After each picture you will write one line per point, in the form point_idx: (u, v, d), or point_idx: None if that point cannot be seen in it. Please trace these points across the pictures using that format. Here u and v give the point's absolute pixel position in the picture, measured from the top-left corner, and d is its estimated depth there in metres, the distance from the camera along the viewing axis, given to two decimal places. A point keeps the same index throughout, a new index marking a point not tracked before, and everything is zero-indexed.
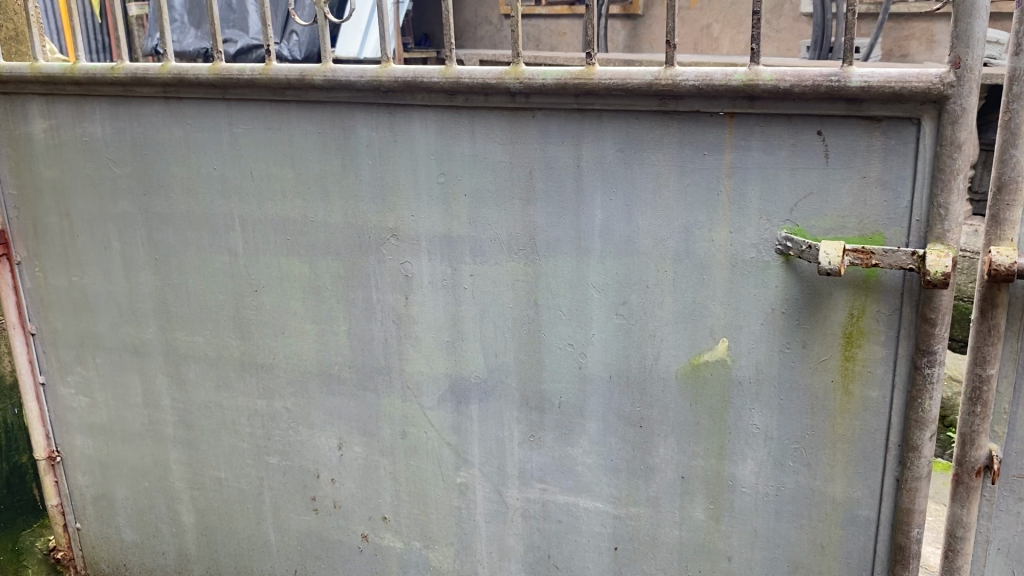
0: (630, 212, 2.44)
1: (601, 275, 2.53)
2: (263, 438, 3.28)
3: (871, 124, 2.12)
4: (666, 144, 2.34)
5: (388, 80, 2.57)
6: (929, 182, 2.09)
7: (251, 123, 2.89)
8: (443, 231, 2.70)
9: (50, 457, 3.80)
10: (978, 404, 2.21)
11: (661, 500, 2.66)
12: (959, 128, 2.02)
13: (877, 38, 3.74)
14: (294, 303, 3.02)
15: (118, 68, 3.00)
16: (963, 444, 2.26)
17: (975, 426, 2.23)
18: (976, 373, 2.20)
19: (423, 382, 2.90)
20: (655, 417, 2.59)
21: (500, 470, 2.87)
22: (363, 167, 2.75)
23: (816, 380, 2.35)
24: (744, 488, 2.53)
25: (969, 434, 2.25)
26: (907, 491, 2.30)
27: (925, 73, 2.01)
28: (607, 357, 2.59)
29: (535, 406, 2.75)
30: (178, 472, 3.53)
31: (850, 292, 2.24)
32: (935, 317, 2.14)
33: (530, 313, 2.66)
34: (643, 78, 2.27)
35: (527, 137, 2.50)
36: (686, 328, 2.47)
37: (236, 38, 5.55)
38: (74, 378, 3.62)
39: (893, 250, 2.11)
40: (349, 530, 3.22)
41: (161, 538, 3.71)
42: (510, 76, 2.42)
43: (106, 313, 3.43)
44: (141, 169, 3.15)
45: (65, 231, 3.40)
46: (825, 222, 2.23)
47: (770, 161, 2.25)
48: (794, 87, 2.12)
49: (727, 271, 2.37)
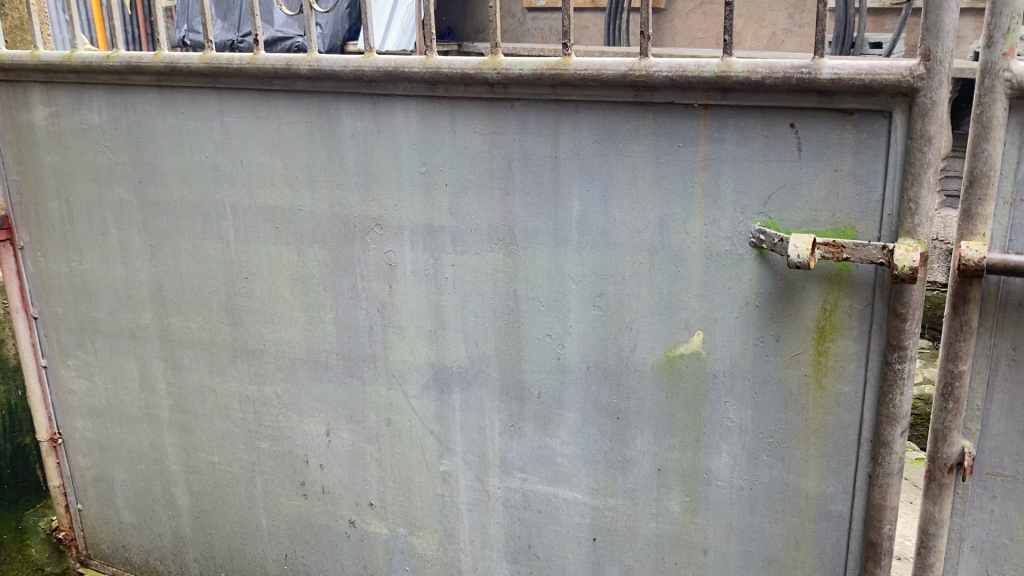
0: (607, 203, 2.45)
1: (579, 266, 2.54)
2: (254, 423, 3.32)
3: (843, 117, 2.10)
4: (642, 136, 2.35)
5: (370, 70, 2.60)
6: (900, 176, 2.07)
7: (241, 112, 2.93)
8: (425, 220, 2.73)
9: (52, 439, 3.88)
10: (950, 400, 2.19)
11: (638, 491, 2.66)
12: (929, 122, 2.00)
13: (902, 31, 3.64)
14: (283, 290, 3.06)
15: (113, 57, 3.06)
16: (935, 441, 2.24)
17: (947, 422, 2.21)
18: (949, 369, 2.18)
19: (407, 371, 2.92)
20: (631, 409, 2.59)
21: (481, 458, 2.88)
22: (348, 156, 2.78)
23: (789, 374, 2.34)
24: (719, 482, 2.52)
25: (941, 431, 2.22)
26: (879, 487, 2.29)
27: (895, 66, 2.00)
28: (585, 348, 2.60)
29: (515, 396, 2.76)
30: (174, 456, 3.59)
31: (822, 286, 2.23)
32: (906, 312, 2.12)
33: (509, 303, 2.68)
34: (617, 69, 2.27)
35: (507, 127, 2.52)
36: (662, 321, 2.47)
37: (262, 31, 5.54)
38: (74, 362, 3.70)
39: (864, 244, 2.10)
40: (337, 516, 3.26)
41: (158, 520, 3.77)
42: (488, 67, 2.44)
43: (105, 298, 3.50)
44: (136, 156, 3.20)
45: (65, 217, 3.46)
46: (798, 216, 2.21)
47: (743, 153, 2.24)
48: (766, 78, 2.11)
49: (701, 263, 2.37)
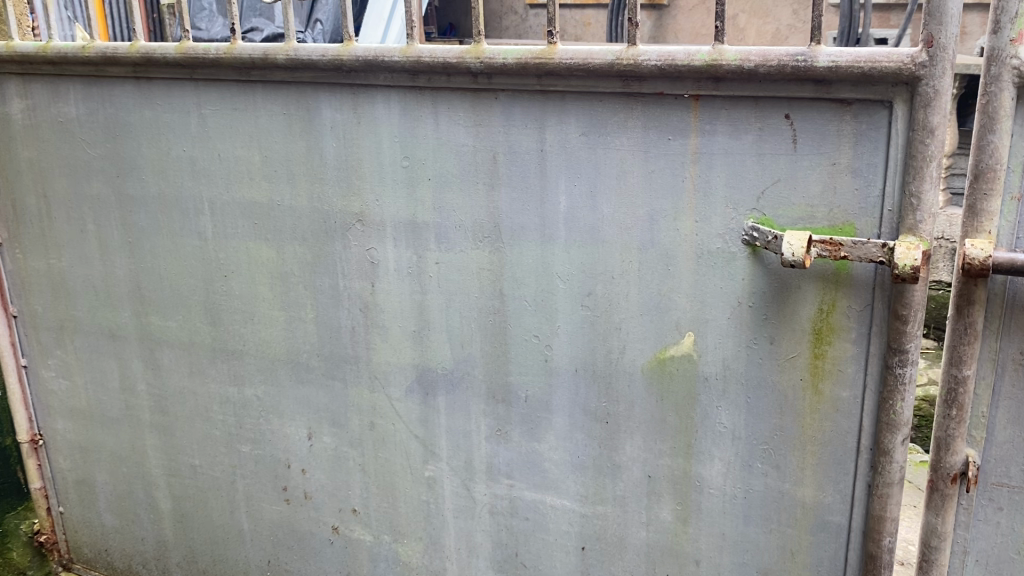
0: (594, 199, 2.34)
1: (566, 265, 2.44)
2: (235, 426, 3.22)
3: (841, 108, 1.99)
4: (631, 129, 2.24)
5: (349, 60, 2.50)
6: (901, 170, 1.96)
7: (218, 104, 2.83)
8: (408, 216, 2.62)
9: (33, 440, 3.79)
10: (953, 407, 2.08)
11: (627, 500, 2.55)
12: (932, 112, 1.89)
13: (909, 26, 3.52)
14: (262, 289, 2.96)
15: (88, 48, 2.96)
16: (938, 450, 2.13)
17: (950, 430, 2.10)
18: (952, 374, 2.07)
19: (390, 373, 2.82)
20: (621, 414, 2.48)
21: (467, 463, 2.78)
22: (327, 150, 2.68)
23: (784, 378, 2.23)
24: (711, 490, 2.42)
25: (944, 439, 2.11)
26: (878, 497, 2.18)
27: (896, 53, 1.88)
28: (573, 350, 2.50)
29: (501, 399, 2.66)
30: (155, 458, 3.50)
31: (819, 286, 2.12)
32: (907, 314, 2.01)
33: (495, 303, 2.57)
34: (604, 58, 2.17)
35: (491, 119, 2.41)
36: (652, 322, 2.37)
37: (263, 27, 5.38)
38: (54, 361, 3.61)
39: (862, 242, 1.99)
40: (320, 522, 3.16)
41: (140, 524, 3.67)
42: (471, 55, 2.33)
43: (84, 296, 3.40)
44: (113, 151, 3.10)
45: (43, 213, 3.37)
46: (794, 212, 2.10)
47: (736, 146, 2.13)
48: (759, 67, 2.00)
49: (693, 262, 2.26)
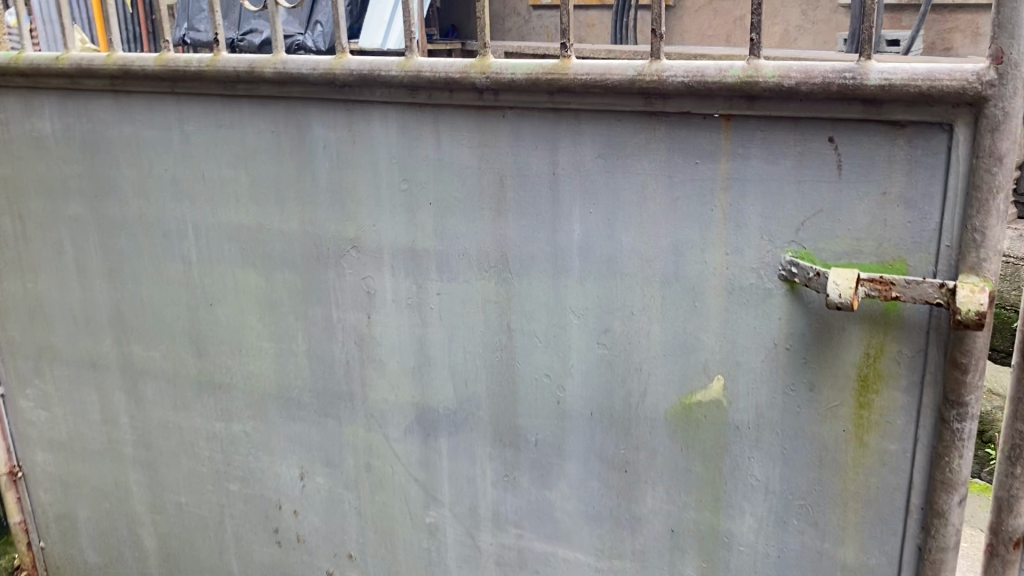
0: (613, 228, 2.12)
1: (580, 299, 2.21)
2: (223, 463, 3.00)
3: (893, 131, 1.77)
4: (653, 152, 2.02)
5: (342, 74, 2.28)
6: (962, 201, 1.74)
7: (201, 120, 2.61)
8: (407, 242, 2.39)
9: (11, 472, 3.56)
10: (1017, 465, 1.86)
11: (648, 554, 2.33)
12: (1001, 137, 1.66)
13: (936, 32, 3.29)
14: (250, 319, 2.75)
15: (63, 59, 2.75)
16: (999, 511, 1.91)
17: (1014, 490, 1.87)
18: (1017, 428, 1.85)
19: (388, 412, 2.60)
20: (641, 462, 2.26)
21: (472, 510, 2.56)
22: (319, 170, 2.46)
23: (825, 428, 2.01)
24: (742, 547, 2.19)
25: (1006, 502, 1.89)
26: (931, 563, 1.95)
27: (959, 70, 1.66)
28: (588, 391, 2.28)
29: (508, 443, 2.44)
30: (139, 495, 3.28)
31: (866, 327, 1.90)
32: (967, 362, 1.79)
33: (502, 338, 2.35)
34: (624, 74, 1.95)
35: (498, 139, 2.19)
36: (676, 363, 2.15)
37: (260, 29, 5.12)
38: (32, 391, 3.39)
39: (917, 281, 1.77)
40: (314, 567, 2.94)
41: (125, 562, 3.46)
42: (477, 70, 2.12)
43: (63, 323, 3.18)
44: (91, 170, 2.89)
45: (18, 235, 3.15)
46: (837, 246, 1.88)
47: (773, 172, 1.91)
48: (800, 85, 1.78)
49: (722, 298, 2.04)
